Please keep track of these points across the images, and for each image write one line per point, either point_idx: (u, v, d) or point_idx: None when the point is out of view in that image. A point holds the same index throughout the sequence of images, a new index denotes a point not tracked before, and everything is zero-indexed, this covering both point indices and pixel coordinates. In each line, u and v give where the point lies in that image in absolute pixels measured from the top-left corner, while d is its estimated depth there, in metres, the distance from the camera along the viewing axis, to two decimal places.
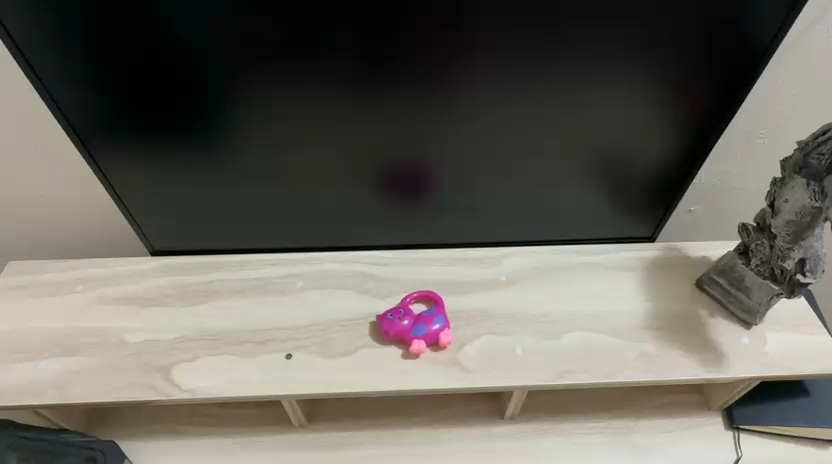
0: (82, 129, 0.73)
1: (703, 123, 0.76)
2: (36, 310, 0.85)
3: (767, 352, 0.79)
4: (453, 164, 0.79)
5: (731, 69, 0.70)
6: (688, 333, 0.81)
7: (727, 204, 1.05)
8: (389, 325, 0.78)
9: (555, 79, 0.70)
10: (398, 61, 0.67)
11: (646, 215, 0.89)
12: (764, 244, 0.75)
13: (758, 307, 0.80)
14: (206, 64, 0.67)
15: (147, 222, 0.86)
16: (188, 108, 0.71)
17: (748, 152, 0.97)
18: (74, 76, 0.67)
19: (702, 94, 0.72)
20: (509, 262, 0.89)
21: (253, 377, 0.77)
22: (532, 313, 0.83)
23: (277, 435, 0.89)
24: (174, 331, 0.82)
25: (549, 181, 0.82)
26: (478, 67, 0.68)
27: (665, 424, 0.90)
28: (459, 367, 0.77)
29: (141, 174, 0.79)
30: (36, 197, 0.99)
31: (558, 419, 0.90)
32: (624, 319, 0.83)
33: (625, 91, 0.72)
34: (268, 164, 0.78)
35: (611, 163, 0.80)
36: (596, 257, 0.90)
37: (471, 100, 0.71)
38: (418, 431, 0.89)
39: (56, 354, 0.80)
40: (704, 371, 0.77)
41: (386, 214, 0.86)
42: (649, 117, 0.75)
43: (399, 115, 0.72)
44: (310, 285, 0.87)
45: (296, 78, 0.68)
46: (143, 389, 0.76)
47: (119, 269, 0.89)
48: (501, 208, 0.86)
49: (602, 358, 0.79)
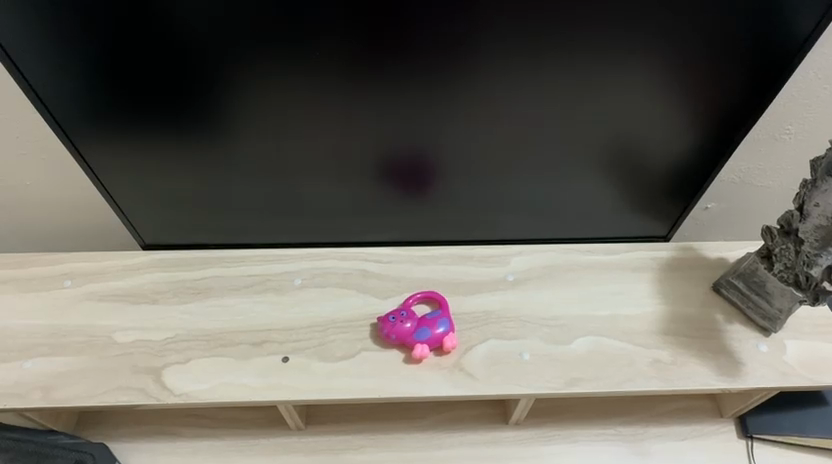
0: (66, 121, 0.68)
1: (729, 121, 0.71)
2: (21, 306, 0.81)
3: (787, 361, 0.75)
4: (461, 159, 0.75)
5: (762, 65, 0.65)
6: (704, 339, 0.78)
7: (745, 202, 1.01)
8: (390, 328, 0.75)
9: (573, 72, 0.65)
10: (403, 50, 0.62)
11: (661, 216, 0.85)
12: (788, 249, 0.70)
13: (779, 315, 0.76)
14: (198, 52, 0.62)
15: (137, 217, 0.82)
16: (181, 100, 0.66)
17: (772, 149, 0.92)
18: (55, 67, 0.63)
19: (727, 91, 0.68)
20: (517, 261, 0.85)
21: (248, 380, 0.73)
22: (541, 315, 0.80)
23: (273, 438, 0.86)
24: (165, 330, 0.79)
25: (562, 179, 0.78)
26: (488, 58, 0.63)
27: (676, 431, 0.87)
28: (464, 373, 0.74)
29: (131, 167, 0.74)
30: (22, 187, 0.94)
31: (566, 425, 0.87)
32: (637, 324, 0.79)
33: (648, 85, 0.67)
34: (264, 158, 0.73)
35: (628, 160, 0.76)
36: (609, 257, 0.86)
37: (482, 93, 0.67)
38: (420, 435, 0.86)
39: (42, 353, 0.76)
40: (723, 381, 0.74)
41: (390, 210, 0.82)
42: (667, 115, 0.70)
43: (404, 107, 0.68)
44: (308, 283, 0.83)
45: (295, 70, 0.63)
46: (133, 392, 0.72)
47: (110, 264, 0.85)
48: (509, 204, 0.81)
49: (613, 365, 0.75)
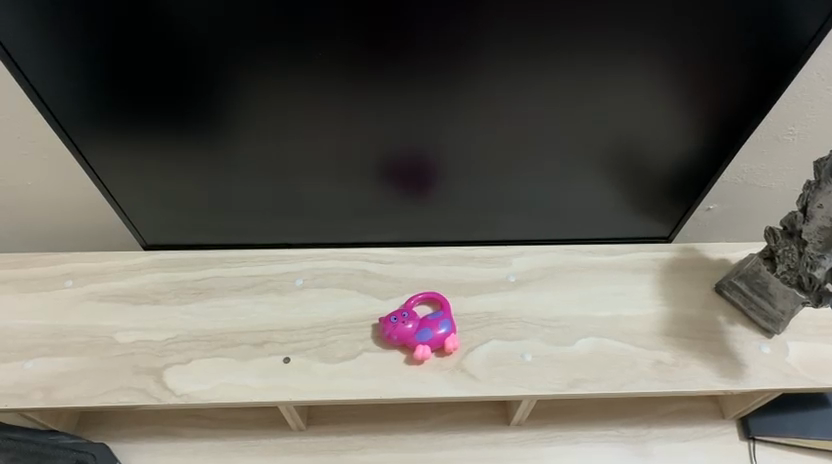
0: (67, 121, 0.68)
1: (731, 121, 0.71)
2: (22, 307, 0.81)
3: (789, 362, 0.75)
4: (462, 160, 0.74)
5: (766, 65, 0.65)
6: (706, 341, 0.77)
7: (747, 202, 1.01)
8: (392, 329, 0.74)
9: (575, 73, 0.65)
10: (404, 50, 0.62)
11: (663, 216, 0.85)
12: (792, 250, 0.70)
13: (782, 316, 0.76)
14: (199, 52, 0.62)
15: (138, 217, 0.81)
16: (182, 100, 0.66)
17: (774, 150, 0.92)
18: (56, 67, 0.63)
19: (730, 92, 0.68)
20: (518, 261, 0.85)
21: (249, 380, 0.73)
22: (543, 317, 0.80)
23: (274, 439, 0.86)
24: (165, 331, 0.78)
25: (564, 179, 0.78)
26: (490, 59, 0.63)
27: (678, 432, 0.86)
28: (466, 374, 0.73)
29: (132, 167, 0.74)
30: (22, 187, 0.94)
31: (567, 426, 0.87)
32: (639, 325, 0.79)
33: (650, 86, 0.67)
34: (266, 158, 0.73)
35: (630, 161, 0.76)
36: (611, 258, 0.86)
37: (484, 93, 0.67)
38: (421, 436, 0.86)
39: (42, 354, 0.76)
40: (725, 382, 0.73)
41: (391, 210, 0.82)
42: (670, 115, 0.70)
43: (406, 107, 0.67)
44: (309, 284, 0.83)
45: (297, 70, 0.63)
46: (134, 393, 0.72)
47: (111, 264, 0.85)
48: (511, 205, 0.81)
49: (615, 366, 0.75)
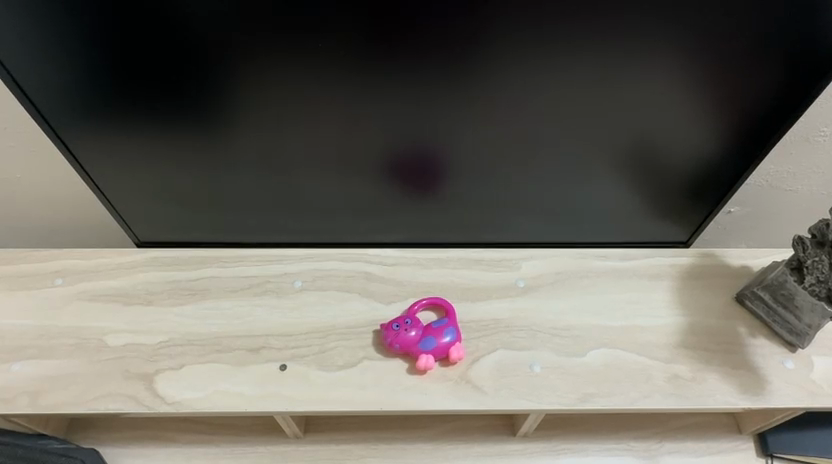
0: (54, 116, 0.64)
1: (763, 121, 0.66)
2: (11, 306, 0.78)
3: (814, 379, 0.71)
4: (473, 159, 0.70)
5: (803, 66, 0.60)
6: (725, 353, 0.73)
7: (771, 205, 0.96)
8: (394, 336, 0.71)
9: (594, 70, 0.60)
10: (412, 45, 0.57)
11: (684, 220, 0.80)
12: (823, 262, 0.65)
13: (808, 330, 0.71)
14: (192, 46, 0.57)
15: (130, 214, 0.78)
16: (176, 95, 0.62)
17: (804, 152, 0.87)
18: (36, 59, 0.59)
19: (762, 93, 0.63)
20: (529, 266, 0.81)
21: (244, 388, 0.70)
22: (553, 325, 0.76)
23: (270, 446, 0.83)
24: (158, 334, 0.75)
25: (579, 181, 0.74)
26: (502, 55, 0.59)
27: (691, 447, 0.83)
28: (470, 386, 0.70)
29: (124, 164, 0.70)
30: (14, 181, 0.90)
31: (575, 439, 0.83)
32: (655, 336, 0.75)
33: (678, 84, 0.62)
34: (264, 156, 0.69)
35: (652, 162, 0.71)
36: (626, 263, 0.82)
37: (496, 91, 0.62)
38: (422, 448, 0.83)
39: (29, 356, 0.73)
40: (745, 400, 0.69)
41: (396, 211, 0.78)
42: (695, 116, 0.66)
43: (414, 104, 0.63)
44: (309, 286, 0.79)
45: (297, 66, 0.59)
46: (124, 399, 0.69)
47: (104, 262, 0.82)
48: (522, 207, 0.77)
49: (629, 380, 0.71)
